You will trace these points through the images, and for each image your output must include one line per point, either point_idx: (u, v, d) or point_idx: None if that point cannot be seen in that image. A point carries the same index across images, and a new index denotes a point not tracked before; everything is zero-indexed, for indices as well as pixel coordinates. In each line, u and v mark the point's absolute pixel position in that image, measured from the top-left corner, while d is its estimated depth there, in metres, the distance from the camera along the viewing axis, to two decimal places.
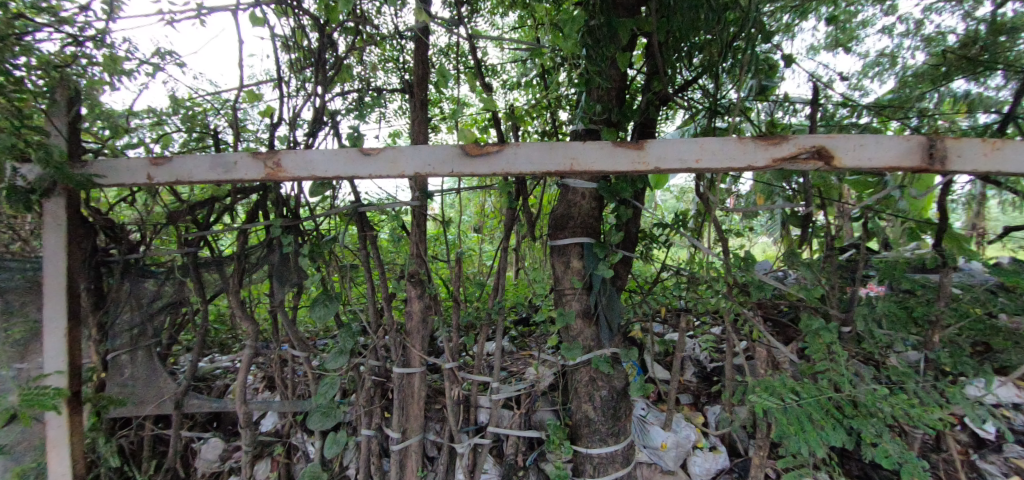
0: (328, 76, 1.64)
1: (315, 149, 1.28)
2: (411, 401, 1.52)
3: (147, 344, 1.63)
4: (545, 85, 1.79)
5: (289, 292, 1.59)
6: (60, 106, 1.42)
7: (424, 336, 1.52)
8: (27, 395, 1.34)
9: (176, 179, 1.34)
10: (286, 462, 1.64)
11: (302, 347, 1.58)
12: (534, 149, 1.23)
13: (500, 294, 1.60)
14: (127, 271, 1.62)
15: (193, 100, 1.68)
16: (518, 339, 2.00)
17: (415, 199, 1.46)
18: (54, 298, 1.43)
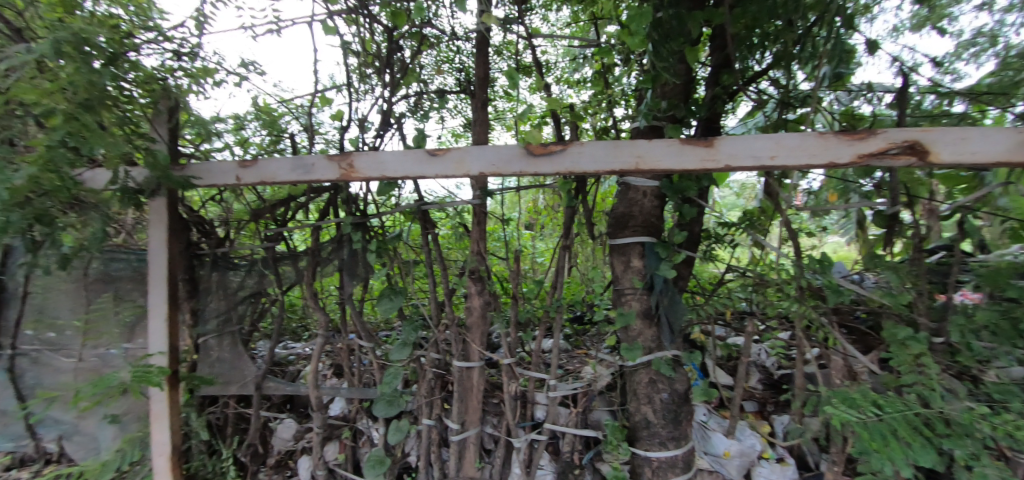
0: (395, 80, 1.71)
1: (386, 150, 1.34)
2: (471, 394, 1.56)
3: (232, 331, 1.78)
4: (603, 82, 1.76)
5: (357, 286, 1.68)
6: (160, 117, 1.62)
7: (484, 331, 1.56)
8: (137, 372, 1.51)
9: (262, 180, 1.45)
10: (353, 445, 1.73)
11: (368, 338, 1.66)
12: (599, 148, 1.23)
13: (559, 292, 1.61)
14: (216, 263, 1.77)
15: (273, 106, 1.81)
16: (573, 337, 2.00)
17: (476, 198, 1.49)
18: (157, 287, 1.59)
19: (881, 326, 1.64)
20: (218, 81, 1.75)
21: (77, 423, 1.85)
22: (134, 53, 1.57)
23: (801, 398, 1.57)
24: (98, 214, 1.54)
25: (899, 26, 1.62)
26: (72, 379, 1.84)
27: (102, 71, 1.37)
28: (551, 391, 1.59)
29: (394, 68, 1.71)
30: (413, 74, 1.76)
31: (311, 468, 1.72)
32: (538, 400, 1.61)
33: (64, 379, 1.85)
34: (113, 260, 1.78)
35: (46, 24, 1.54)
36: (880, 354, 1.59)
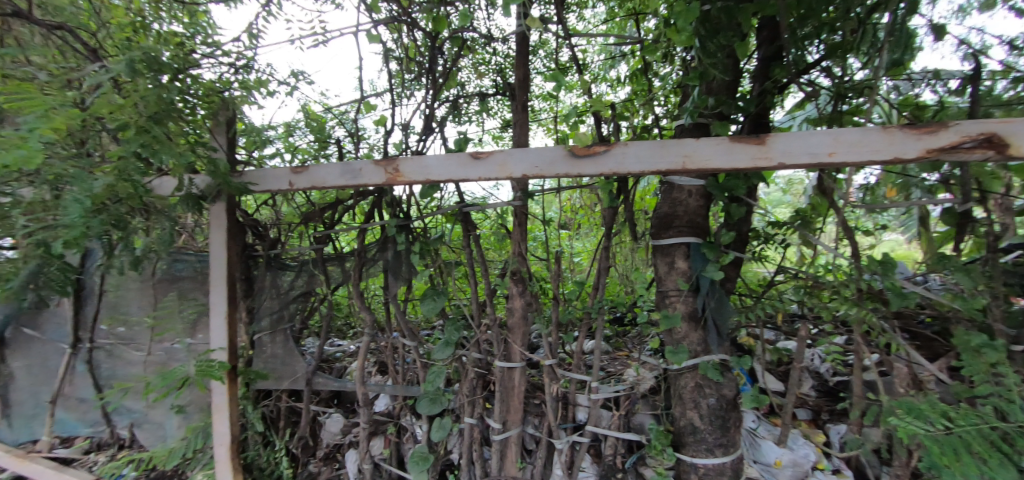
0: (438, 85, 1.74)
1: (430, 154, 1.37)
2: (513, 394, 1.57)
3: (284, 328, 1.86)
4: (644, 79, 1.73)
5: (401, 286, 1.72)
6: (220, 127, 1.72)
7: (525, 332, 1.57)
8: (201, 366, 1.62)
9: (314, 185, 1.52)
10: (397, 441, 1.77)
11: (411, 337, 1.71)
12: (644, 148, 1.21)
13: (601, 294, 1.59)
14: (269, 264, 1.87)
15: (321, 114, 1.88)
16: (613, 338, 1.98)
17: (517, 199, 1.49)
18: (218, 286, 1.70)
19: (950, 332, 1.53)
20: (271, 91, 1.84)
21: (147, 411, 1.99)
22: (195, 69, 1.68)
23: (860, 407, 1.48)
24: (166, 219, 1.65)
25: (965, 6, 1.48)
26: (143, 371, 1.99)
27: (169, 86, 1.47)
28: (592, 393, 1.57)
29: (435, 73, 1.75)
30: (453, 78, 1.79)
31: (358, 462, 1.78)
32: (580, 402, 1.60)
33: (136, 371, 2.01)
34: (178, 260, 1.91)
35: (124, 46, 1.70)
36: (949, 362, 1.48)
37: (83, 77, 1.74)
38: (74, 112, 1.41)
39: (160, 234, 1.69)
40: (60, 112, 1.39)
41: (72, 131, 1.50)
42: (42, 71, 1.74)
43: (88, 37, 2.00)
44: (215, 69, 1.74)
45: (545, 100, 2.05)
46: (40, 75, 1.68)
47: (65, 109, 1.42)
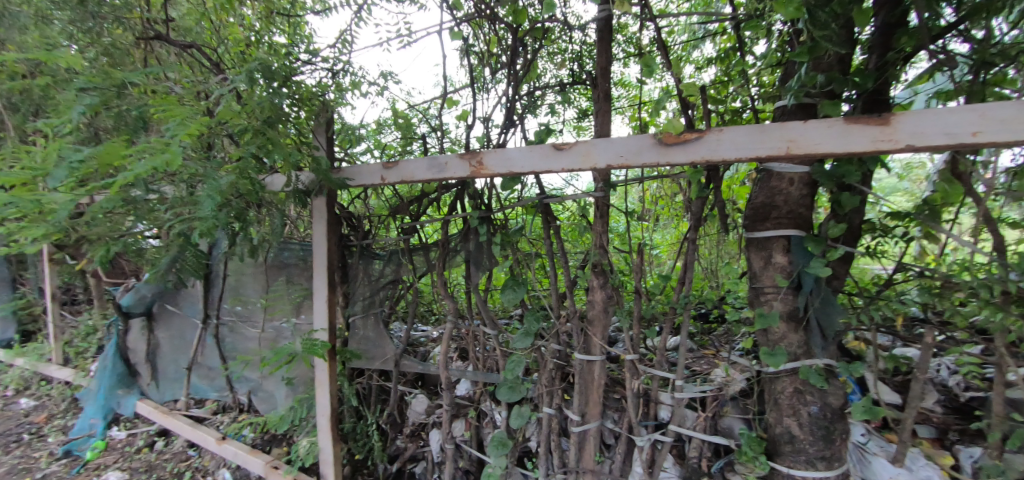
0: (519, 77, 1.75)
1: (514, 147, 1.39)
2: (592, 387, 1.56)
3: (375, 313, 2.00)
4: (737, 59, 1.61)
5: (482, 276, 1.78)
6: (321, 128, 1.88)
7: (605, 325, 1.55)
8: (306, 344, 1.80)
9: (403, 179, 1.61)
10: (477, 425, 1.84)
11: (492, 325, 1.76)
12: (741, 133, 1.12)
13: (687, 288, 1.51)
14: (362, 253, 2.02)
15: (407, 111, 1.98)
16: (698, 336, 1.89)
17: (598, 190, 1.47)
18: (321, 273, 1.87)
19: None
20: (364, 92, 1.97)
21: (262, 381, 2.26)
22: (299, 76, 1.84)
23: (1000, 429, 1.27)
24: (277, 212, 1.84)
25: None
26: (258, 346, 2.26)
27: (279, 92, 1.63)
28: (676, 392, 1.52)
29: (516, 65, 1.75)
30: (533, 70, 1.79)
31: (441, 441, 1.87)
32: (662, 400, 1.55)
33: (252, 346, 2.28)
34: (287, 249, 2.13)
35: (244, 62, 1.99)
36: None
37: (210, 89, 1.99)
38: (204, 120, 1.62)
39: (272, 225, 1.89)
40: (194, 120, 1.60)
41: (203, 137, 1.72)
42: (179, 85, 2.02)
43: (212, 53, 2.28)
44: (316, 75, 1.90)
45: (626, 87, 1.97)
46: (178, 89, 1.96)
47: (198, 118, 1.63)
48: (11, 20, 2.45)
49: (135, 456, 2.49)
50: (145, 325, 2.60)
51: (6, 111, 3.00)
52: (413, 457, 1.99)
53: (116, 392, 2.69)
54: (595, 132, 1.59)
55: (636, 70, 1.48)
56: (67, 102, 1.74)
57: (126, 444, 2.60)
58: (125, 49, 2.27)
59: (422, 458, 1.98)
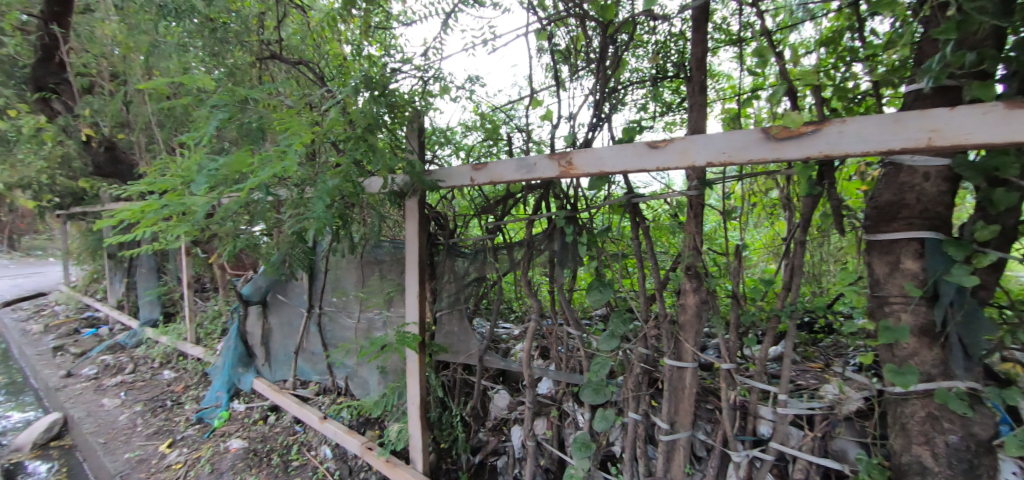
0: (607, 74, 1.72)
1: (606, 146, 1.38)
2: (683, 395, 1.49)
3: (460, 309, 2.08)
4: (857, 40, 1.44)
5: (567, 276, 1.77)
6: (414, 133, 1.99)
7: (699, 331, 1.47)
8: (400, 336, 1.92)
9: (492, 179, 1.67)
10: (559, 424, 1.84)
11: (576, 326, 1.74)
12: (868, 124, 1.00)
13: (794, 295, 1.39)
14: (449, 251, 2.11)
15: (493, 113, 2.03)
16: (801, 347, 1.75)
17: (693, 189, 1.40)
18: (412, 269, 1.99)
19: None
20: (452, 96, 2.04)
21: (358, 368, 2.46)
22: (395, 83, 1.97)
23: None
24: (375, 212, 1.99)
25: None
26: (354, 335, 2.45)
27: (378, 101, 1.74)
28: (777, 406, 1.40)
29: (605, 61, 1.72)
30: (622, 65, 1.74)
31: (523, 438, 1.90)
32: (762, 414, 1.45)
33: (349, 335, 2.48)
34: (380, 247, 2.28)
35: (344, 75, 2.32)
36: None
37: (317, 100, 2.20)
38: (315, 129, 1.79)
39: (371, 224, 2.05)
40: (305, 130, 1.78)
41: (311, 145, 1.90)
42: (290, 98, 2.25)
43: (316, 67, 2.51)
44: (410, 82, 2.02)
45: (721, 78, 1.85)
46: (290, 101, 2.18)
47: (308, 127, 1.80)
48: (161, 49, 2.89)
49: (253, 427, 2.83)
50: (260, 312, 2.93)
51: (156, 127, 3.55)
52: (495, 451, 2.03)
53: (237, 370, 3.06)
54: (689, 128, 1.51)
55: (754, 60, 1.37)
56: (205, 117, 2.01)
57: (245, 416, 2.96)
58: (244, 69, 2.70)
59: (504, 452, 2.02)
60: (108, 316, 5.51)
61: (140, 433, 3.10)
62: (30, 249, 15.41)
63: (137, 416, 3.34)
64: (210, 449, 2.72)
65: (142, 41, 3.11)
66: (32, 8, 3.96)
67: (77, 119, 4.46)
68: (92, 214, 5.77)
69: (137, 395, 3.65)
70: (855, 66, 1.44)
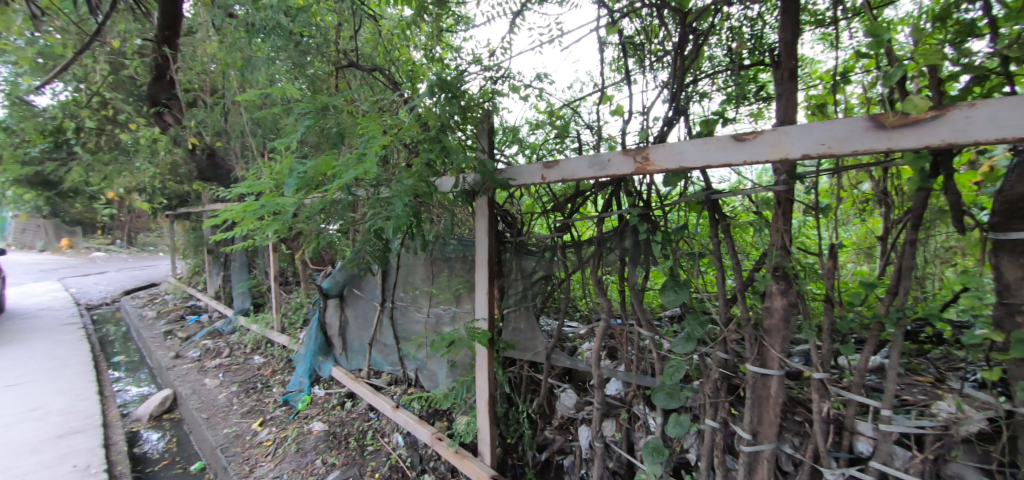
0: (685, 64, 1.64)
1: (685, 141, 1.34)
2: (768, 404, 1.41)
3: (527, 306, 2.10)
4: (983, 13, 1.27)
5: (639, 275, 1.73)
6: (483, 133, 2.04)
7: (787, 336, 1.37)
8: (470, 331, 1.98)
9: (564, 177, 1.68)
10: (629, 427, 1.81)
11: (648, 327, 1.69)
12: (1005, 107, 0.87)
13: (902, 301, 1.25)
14: (517, 249, 2.13)
15: (563, 110, 2.02)
16: (906, 358, 1.58)
17: (781, 183, 1.31)
18: (483, 266, 2.05)
19: None
20: (521, 95, 2.07)
21: (427, 360, 2.57)
22: (466, 84, 2.02)
23: None
24: (447, 211, 2.05)
25: None
26: (424, 330, 2.56)
27: (452, 103, 1.79)
28: (879, 423, 1.28)
29: (682, 52, 1.65)
30: (699, 55, 1.67)
31: (590, 439, 1.87)
32: (860, 430, 1.33)
33: (419, 329, 2.59)
34: (449, 245, 2.36)
35: (419, 79, 2.47)
36: None
37: (391, 106, 2.31)
38: (391, 132, 1.88)
39: (443, 223, 2.12)
40: (383, 133, 1.87)
41: (387, 147, 2.00)
42: (365, 103, 2.38)
43: (389, 73, 2.64)
44: (481, 82, 2.07)
45: (807, 62, 1.71)
46: (367, 107, 2.31)
47: (386, 130, 1.90)
48: (253, 63, 3.17)
49: (332, 412, 3.05)
50: (338, 305, 3.14)
51: (249, 135, 3.93)
52: (561, 450, 2.03)
53: (318, 358, 3.31)
54: (776, 119, 1.41)
55: (860, 42, 1.17)
56: (293, 125, 2.19)
57: (325, 401, 3.19)
58: (323, 78, 2.92)
59: (570, 452, 2.01)
60: (208, 305, 6.18)
61: (236, 411, 3.45)
62: (144, 245, 17.65)
63: (233, 396, 3.71)
64: (295, 430, 2.97)
65: (237, 58, 3.44)
66: (149, 33, 4.51)
67: (184, 130, 5.02)
68: (194, 214, 6.48)
69: (233, 377, 4.06)
70: (977, 41, 1.25)
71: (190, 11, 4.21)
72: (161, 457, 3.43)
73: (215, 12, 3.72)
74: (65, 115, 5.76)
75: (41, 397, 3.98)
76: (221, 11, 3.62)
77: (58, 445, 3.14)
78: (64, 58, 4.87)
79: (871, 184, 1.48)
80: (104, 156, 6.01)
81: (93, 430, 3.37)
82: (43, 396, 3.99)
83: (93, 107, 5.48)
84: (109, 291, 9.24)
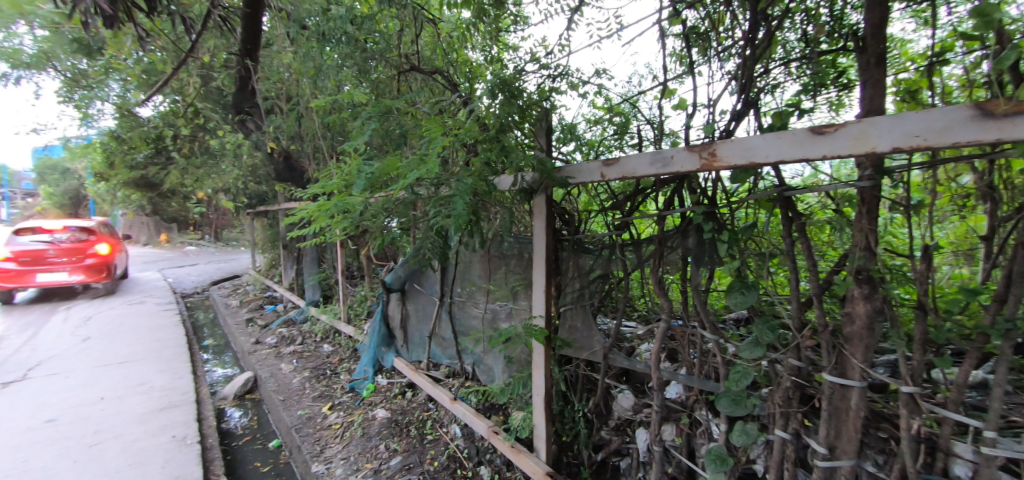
0: (756, 54, 1.56)
1: (757, 135, 1.27)
2: (847, 417, 1.31)
3: (584, 305, 2.10)
4: None
5: (703, 275, 1.67)
6: (541, 131, 2.05)
7: (870, 345, 1.26)
8: (528, 328, 2.01)
9: (625, 175, 1.65)
10: (690, 433, 1.77)
11: (713, 330, 1.63)
12: None
13: (1013, 310, 1.11)
14: (574, 247, 2.13)
15: (623, 106, 1.99)
16: (1018, 376, 1.40)
17: (865, 179, 1.20)
18: (540, 263, 2.07)
19: None
20: (579, 92, 2.07)
21: (484, 355, 2.64)
22: (524, 83, 2.05)
23: None
24: (506, 210, 2.09)
25: None
26: (481, 325, 2.62)
27: (512, 103, 1.82)
28: (981, 445, 1.14)
29: (754, 41, 1.57)
30: (772, 43, 1.58)
31: (649, 442, 1.84)
32: (957, 452, 1.20)
33: (476, 325, 2.66)
34: (506, 242, 2.40)
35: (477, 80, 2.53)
36: None
37: (451, 108, 2.40)
38: (452, 132, 1.94)
39: (502, 221, 2.16)
40: (445, 134, 1.93)
41: (448, 147, 2.06)
42: (426, 105, 2.48)
43: (448, 75, 2.74)
44: (539, 80, 2.08)
45: (895, 43, 1.56)
46: (427, 109, 2.40)
47: (447, 131, 1.96)
48: (323, 71, 3.39)
49: (394, 400, 3.24)
50: (400, 298, 3.29)
51: (321, 137, 4.22)
52: (618, 451, 2.01)
53: (380, 349, 3.50)
54: (860, 108, 1.30)
55: (970, 23, 1.05)
56: (361, 128, 2.32)
57: (388, 390, 3.40)
58: (386, 82, 3.07)
59: (627, 454, 1.98)
60: (283, 296, 6.72)
61: (308, 395, 3.73)
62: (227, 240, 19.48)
63: (306, 380, 4.01)
64: (361, 415, 3.16)
65: (309, 67, 3.70)
66: (233, 47, 4.96)
67: (264, 135, 5.48)
68: (272, 212, 7.07)
69: (305, 363, 4.40)
70: None
71: (268, 25, 4.58)
72: (245, 433, 3.79)
73: (290, 25, 4.03)
74: (165, 124, 6.48)
75: (146, 373, 4.53)
76: (295, 24, 3.91)
77: (161, 417, 3.56)
78: (164, 73, 5.48)
79: (974, 177, 1.33)
80: (197, 159, 6.70)
81: (188, 405, 3.79)
82: (148, 373, 4.53)
83: (187, 116, 6.11)
84: (200, 281, 10.30)
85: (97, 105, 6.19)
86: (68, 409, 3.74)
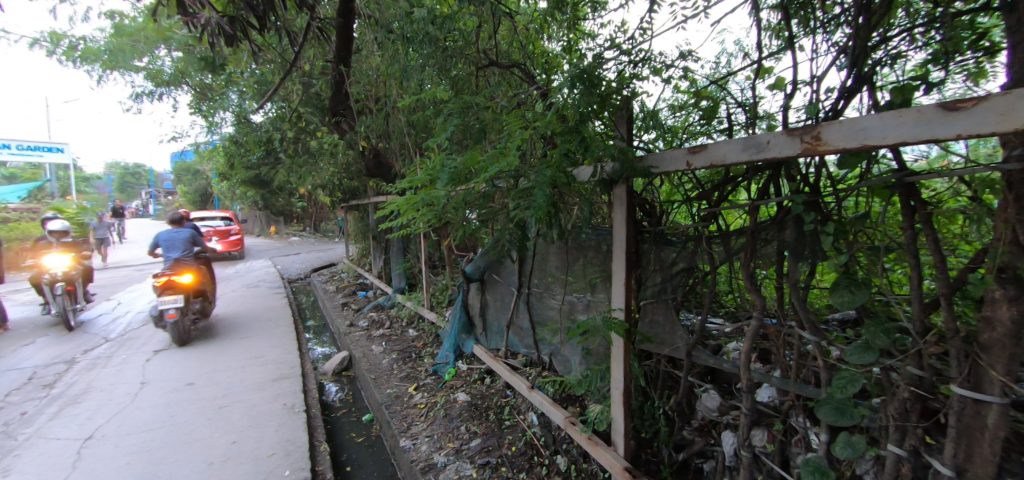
0: (872, 21, 1.39)
1: (872, 114, 1.14)
2: (980, 436, 1.14)
3: (666, 299, 2.04)
4: None
5: (803, 271, 1.53)
6: (621, 120, 2.01)
7: (1016, 355, 1.08)
8: (607, 321, 1.99)
9: (712, 162, 1.57)
10: (783, 440, 1.65)
11: (813, 331, 1.49)
12: None
13: None
14: (656, 240, 2.07)
15: (711, 88, 1.88)
16: None
17: (1016, 161, 1.02)
18: (619, 255, 2.05)
19: None
20: (663, 77, 1.99)
21: (561, 346, 2.67)
22: (603, 72, 2.02)
23: None
24: (587, 201, 2.08)
25: None
26: (558, 317, 2.65)
27: (591, 93, 1.79)
28: None
29: (869, 6, 1.40)
30: (891, 7, 1.40)
31: (736, 446, 1.75)
32: None
33: (554, 316, 2.69)
34: (584, 235, 2.39)
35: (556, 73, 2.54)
36: None
37: (529, 100, 2.42)
38: (530, 124, 1.95)
39: (581, 213, 2.15)
40: (524, 127, 1.95)
41: (527, 139, 2.09)
42: (505, 99, 2.53)
43: (526, 68, 2.76)
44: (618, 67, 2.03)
45: None
46: (506, 104, 2.46)
47: (526, 124, 1.98)
48: (408, 72, 3.58)
49: (474, 385, 3.41)
50: (479, 288, 3.43)
51: (406, 135, 4.49)
52: (701, 452, 1.94)
53: (461, 336, 3.70)
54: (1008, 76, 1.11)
55: None
56: (442, 124, 2.42)
57: (467, 375, 3.59)
58: (466, 78, 3.18)
59: (712, 457, 1.91)
60: (373, 283, 7.32)
61: (396, 374, 4.04)
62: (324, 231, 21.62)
63: (394, 361, 4.35)
64: (443, 397, 3.36)
65: (394, 68, 3.94)
66: (328, 55, 5.39)
67: (355, 135, 5.95)
68: (364, 207, 7.70)
69: (393, 345, 4.77)
70: None
71: (357, 32, 4.91)
72: (342, 406, 4.21)
73: (378, 30, 4.30)
74: (274, 128, 7.28)
75: (262, 348, 5.19)
76: (383, 30, 4.18)
77: (275, 387, 4.07)
78: (272, 83, 6.14)
79: None
80: (300, 159, 7.46)
81: (296, 378, 4.28)
82: (264, 348, 5.19)
83: (292, 120, 6.82)
84: (304, 268, 11.54)
85: (220, 114, 7.12)
86: (204, 375, 4.42)
